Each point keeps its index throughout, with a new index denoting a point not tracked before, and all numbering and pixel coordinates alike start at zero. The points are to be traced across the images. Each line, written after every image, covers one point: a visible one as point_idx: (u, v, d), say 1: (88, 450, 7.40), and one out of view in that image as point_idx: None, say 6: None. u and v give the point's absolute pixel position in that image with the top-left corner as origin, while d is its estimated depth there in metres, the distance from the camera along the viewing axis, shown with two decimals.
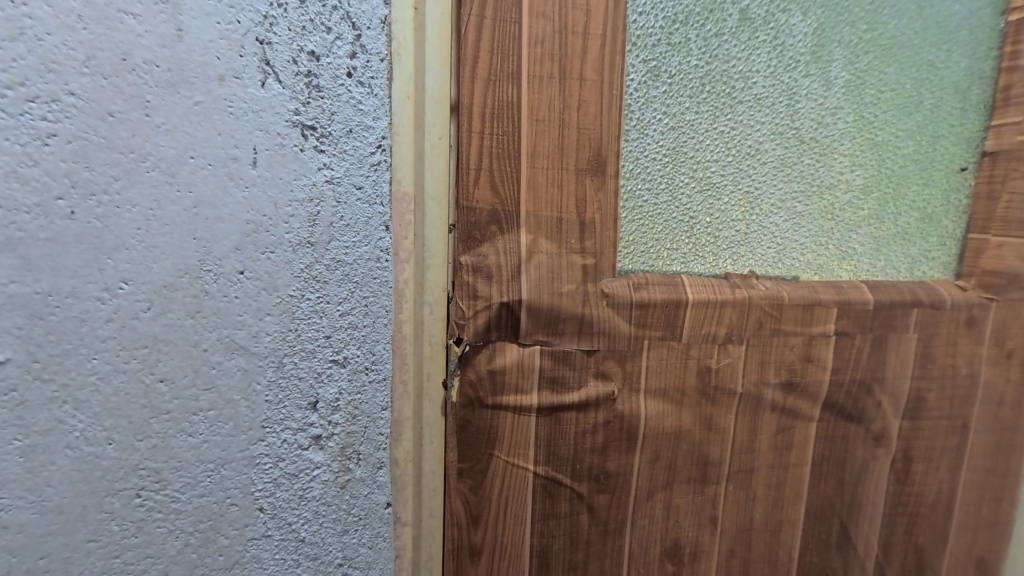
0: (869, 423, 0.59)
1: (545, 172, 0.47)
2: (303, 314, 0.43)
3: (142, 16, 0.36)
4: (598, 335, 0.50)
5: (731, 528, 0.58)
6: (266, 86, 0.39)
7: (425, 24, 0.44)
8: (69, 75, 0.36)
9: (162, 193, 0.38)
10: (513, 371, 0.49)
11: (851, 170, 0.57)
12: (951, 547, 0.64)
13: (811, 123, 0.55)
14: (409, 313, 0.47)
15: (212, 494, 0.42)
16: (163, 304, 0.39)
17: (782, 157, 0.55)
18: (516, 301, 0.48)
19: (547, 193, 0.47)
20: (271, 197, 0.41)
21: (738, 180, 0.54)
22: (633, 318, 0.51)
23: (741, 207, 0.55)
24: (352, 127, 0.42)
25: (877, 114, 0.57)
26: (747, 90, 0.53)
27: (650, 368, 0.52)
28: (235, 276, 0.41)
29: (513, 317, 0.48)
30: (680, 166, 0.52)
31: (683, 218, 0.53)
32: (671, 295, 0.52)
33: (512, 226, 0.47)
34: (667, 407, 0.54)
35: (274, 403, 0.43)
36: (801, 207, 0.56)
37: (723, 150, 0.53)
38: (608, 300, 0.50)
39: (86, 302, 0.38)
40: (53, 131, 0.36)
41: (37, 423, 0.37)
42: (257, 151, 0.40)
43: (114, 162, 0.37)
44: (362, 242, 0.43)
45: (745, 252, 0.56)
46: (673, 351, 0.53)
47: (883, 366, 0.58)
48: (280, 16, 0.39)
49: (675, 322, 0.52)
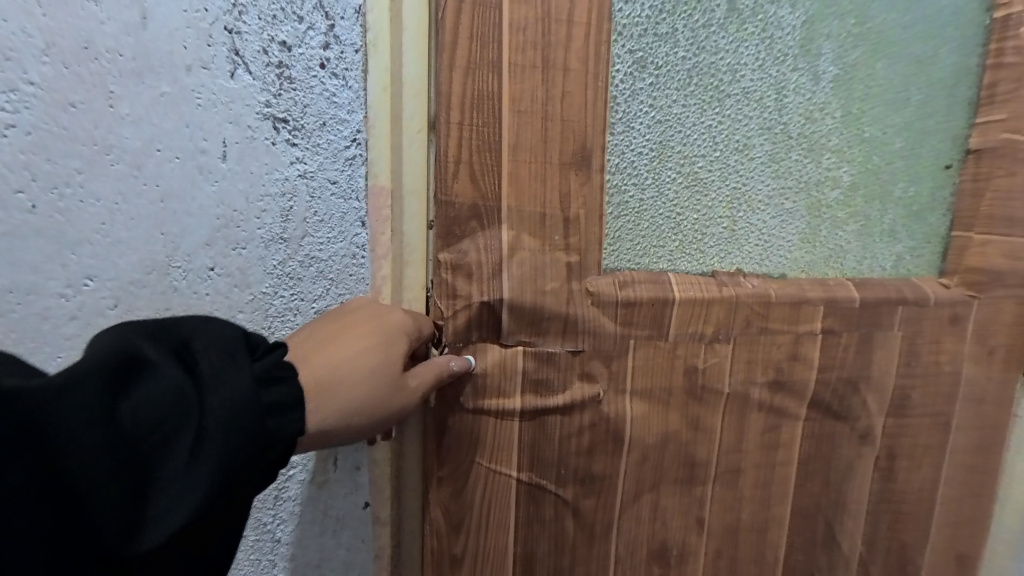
0: (855, 421, 0.59)
1: (528, 165, 0.46)
2: (276, 312, 0.42)
3: (104, 2, 0.35)
4: (583, 334, 0.50)
5: (719, 528, 0.58)
6: (235, 77, 0.38)
7: (402, 14, 0.43)
8: (27, 64, 0.34)
9: (126, 186, 0.37)
10: (496, 373, 0.48)
11: (839, 167, 0.57)
12: (933, 545, 0.64)
13: (799, 119, 0.55)
14: None
15: None
16: (129, 300, 0.38)
17: (770, 152, 0.55)
18: (497, 301, 0.47)
19: (531, 187, 0.47)
20: (242, 191, 0.40)
21: (725, 176, 0.54)
22: (619, 317, 0.51)
23: (729, 203, 0.55)
24: (326, 120, 0.42)
25: (865, 111, 0.57)
26: (735, 83, 0.53)
27: (637, 368, 0.52)
28: (204, 273, 0.40)
29: (494, 315, 0.48)
30: (667, 162, 0.52)
31: (671, 216, 0.53)
32: (657, 294, 0.51)
33: (492, 222, 0.46)
34: (654, 405, 0.53)
35: None
36: (790, 204, 0.57)
37: (710, 145, 0.53)
38: (593, 298, 0.50)
39: (49, 298, 0.37)
40: (10, 121, 0.34)
41: None
42: (227, 144, 0.39)
43: (77, 154, 0.36)
44: (337, 239, 0.44)
45: (732, 250, 0.56)
46: (659, 351, 0.52)
47: (868, 364, 0.59)
48: (249, 4, 0.38)
49: (662, 320, 0.52)
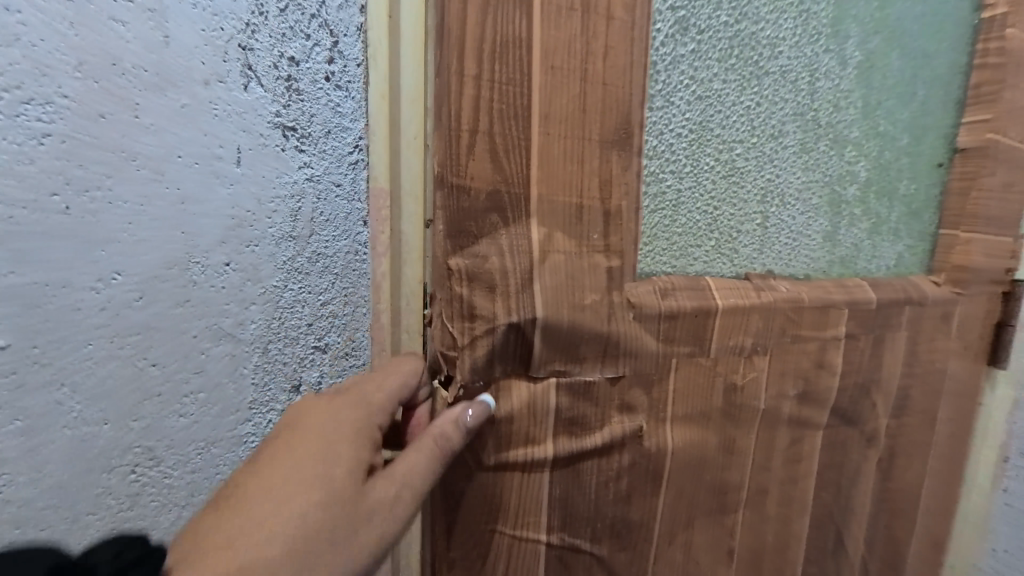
0: (864, 425, 0.63)
1: (561, 140, 0.44)
2: (286, 303, 0.47)
3: (131, 24, 0.39)
4: (622, 359, 0.50)
5: (746, 553, 0.60)
6: (248, 89, 0.42)
7: (400, 13, 0.44)
8: (62, 79, 0.38)
9: (150, 189, 0.41)
10: (524, 416, 0.48)
11: (856, 160, 0.62)
12: (919, 533, 0.69)
13: (826, 105, 0.59)
14: (386, 303, 0.50)
15: (203, 470, 0.46)
16: (152, 293, 0.42)
17: (799, 139, 0.58)
18: (527, 326, 0.46)
19: (565, 170, 0.45)
20: (254, 193, 0.44)
21: (760, 161, 0.57)
22: (661, 333, 0.52)
23: (761, 195, 0.57)
24: (331, 128, 0.46)
25: (881, 102, 0.62)
26: (773, 60, 0.55)
27: (677, 391, 0.54)
28: (221, 268, 0.44)
29: (523, 346, 0.46)
30: (706, 144, 0.54)
31: (707, 205, 0.55)
32: (698, 301, 0.53)
33: (517, 214, 0.44)
34: (693, 425, 0.55)
35: (260, 386, 0.47)
36: (814, 196, 0.60)
37: (748, 128, 0.55)
38: (637, 311, 0.50)
39: (81, 291, 0.40)
40: (47, 131, 0.38)
41: (37, 405, 0.40)
42: (241, 151, 0.43)
43: (105, 160, 0.40)
44: (341, 236, 0.48)
45: (762, 240, 0.58)
46: (700, 368, 0.54)
47: (880, 367, 0.62)
48: (261, 24, 0.42)
49: (703, 333, 0.53)
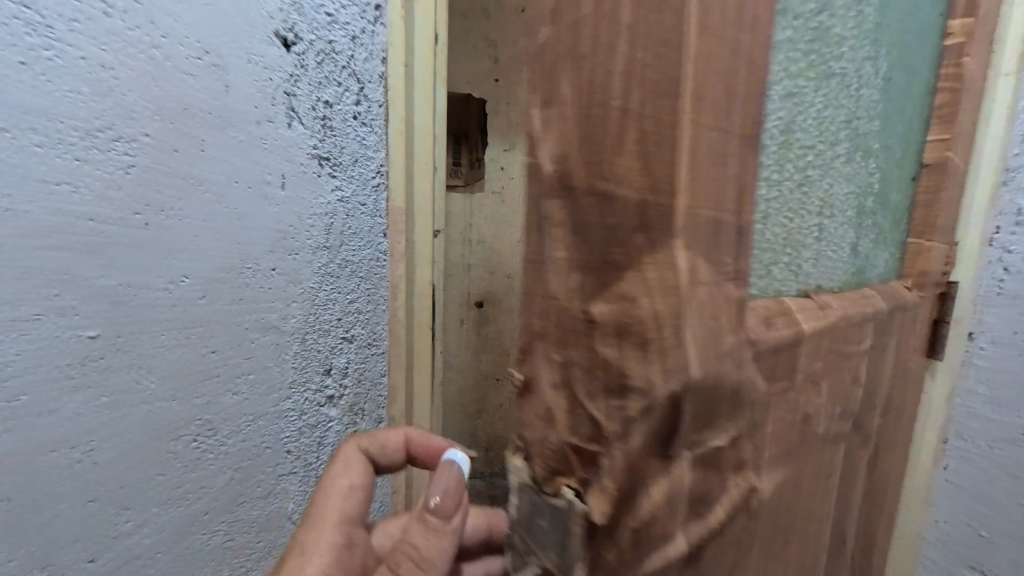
0: (890, 447, 0.52)
1: (713, 122, 0.24)
2: (321, 302, 0.63)
3: (199, 76, 0.48)
4: (745, 411, 0.30)
5: None
6: (292, 126, 0.56)
7: (411, 84, 0.72)
8: (145, 121, 0.46)
9: (213, 210, 0.51)
10: (661, 526, 0.27)
11: (898, 150, 0.49)
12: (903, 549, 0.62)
13: (874, 96, 0.43)
14: (400, 279, 0.76)
15: (251, 440, 0.59)
16: (214, 293, 0.53)
17: (857, 136, 0.42)
18: (679, 393, 0.25)
19: (708, 171, 0.24)
20: (296, 212, 0.58)
21: (826, 177, 0.39)
22: (768, 375, 0.31)
23: (857, 208, 0.44)
24: (357, 158, 0.64)
25: (903, 77, 0.47)
26: (837, 53, 0.38)
27: (769, 444, 0.32)
28: (269, 272, 0.57)
29: (669, 424, 0.26)
30: (790, 153, 0.34)
31: (821, 218, 0.39)
32: (812, 326, 0.34)
33: (661, 225, 0.24)
34: (800, 504, 0.37)
35: (298, 369, 0.63)
36: (869, 203, 0.46)
37: (819, 132, 0.37)
38: (753, 350, 0.29)
39: (156, 292, 0.49)
40: (132, 162, 0.46)
41: (117, 384, 0.47)
42: (286, 177, 0.57)
43: (177, 185, 0.49)
44: (365, 246, 0.68)
45: (829, 267, 0.41)
46: (788, 421, 0.33)
47: (905, 386, 0.51)
48: (302, 75, 0.56)
49: (814, 364, 0.35)
